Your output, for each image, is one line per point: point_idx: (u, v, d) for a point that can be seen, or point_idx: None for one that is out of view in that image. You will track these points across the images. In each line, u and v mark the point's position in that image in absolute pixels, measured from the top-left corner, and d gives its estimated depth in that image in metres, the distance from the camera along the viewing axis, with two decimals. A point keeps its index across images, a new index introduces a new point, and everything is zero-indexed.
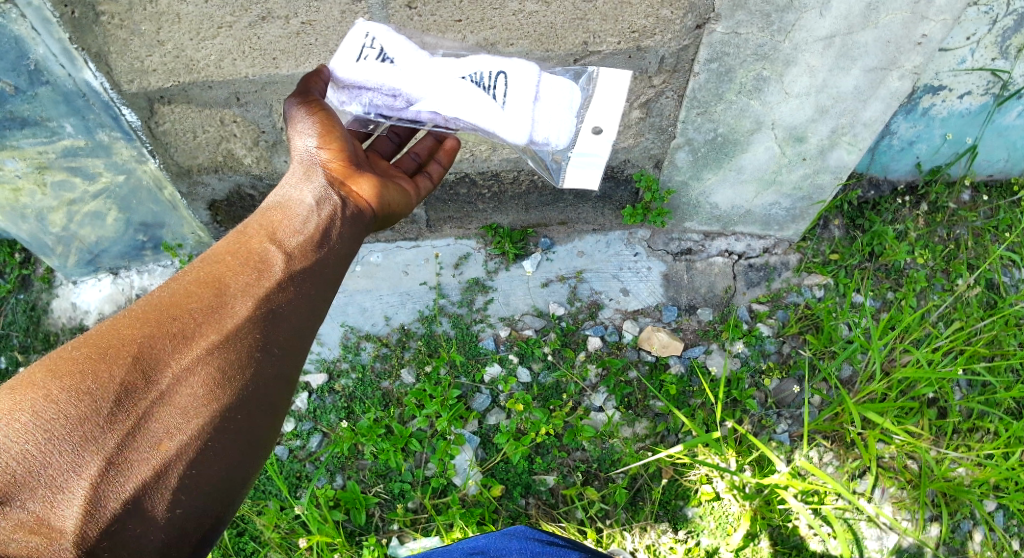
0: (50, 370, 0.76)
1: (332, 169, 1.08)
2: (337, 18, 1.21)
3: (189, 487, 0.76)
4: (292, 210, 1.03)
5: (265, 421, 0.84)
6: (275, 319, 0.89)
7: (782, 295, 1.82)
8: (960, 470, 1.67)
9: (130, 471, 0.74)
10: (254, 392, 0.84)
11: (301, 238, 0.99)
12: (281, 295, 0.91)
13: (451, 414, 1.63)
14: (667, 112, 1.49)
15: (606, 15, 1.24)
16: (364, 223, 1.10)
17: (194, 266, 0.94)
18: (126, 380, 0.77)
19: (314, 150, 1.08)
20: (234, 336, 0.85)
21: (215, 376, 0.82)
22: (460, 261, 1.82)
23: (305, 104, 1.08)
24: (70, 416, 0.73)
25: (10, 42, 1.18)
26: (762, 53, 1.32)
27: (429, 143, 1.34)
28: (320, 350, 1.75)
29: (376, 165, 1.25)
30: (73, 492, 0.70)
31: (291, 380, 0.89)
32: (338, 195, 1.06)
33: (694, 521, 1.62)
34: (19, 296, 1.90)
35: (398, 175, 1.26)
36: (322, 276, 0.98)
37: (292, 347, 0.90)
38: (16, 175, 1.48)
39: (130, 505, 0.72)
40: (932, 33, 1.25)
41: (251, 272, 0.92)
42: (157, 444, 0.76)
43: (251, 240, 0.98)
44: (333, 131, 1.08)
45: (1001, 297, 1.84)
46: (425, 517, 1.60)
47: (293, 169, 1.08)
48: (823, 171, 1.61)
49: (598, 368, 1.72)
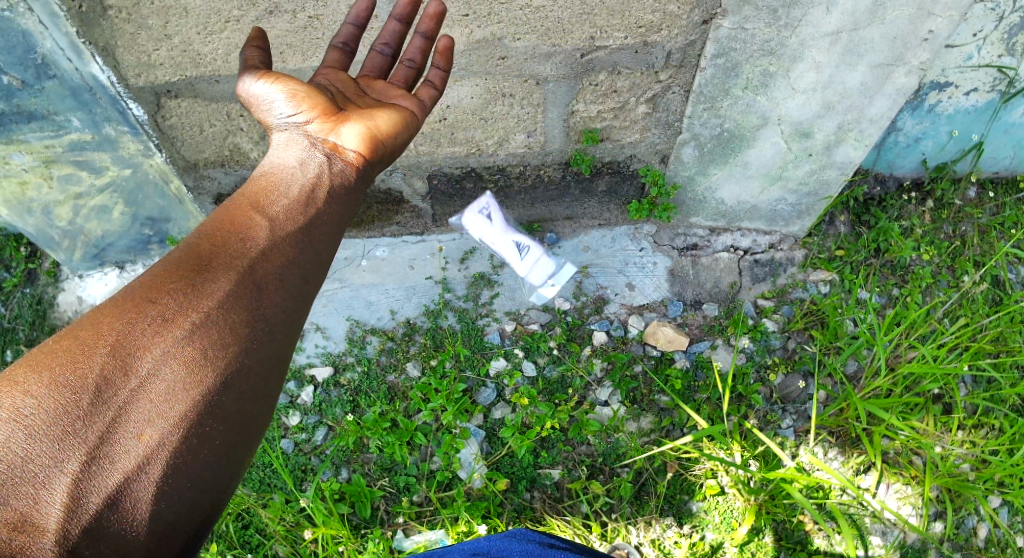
0: (28, 365, 0.75)
1: (312, 129, 1.11)
2: (344, 11, 1.21)
3: (176, 476, 0.75)
4: (276, 177, 1.06)
5: (254, 403, 0.83)
6: (257, 297, 0.89)
7: (788, 291, 1.82)
8: (965, 465, 1.68)
9: (113, 463, 0.72)
10: (241, 372, 0.83)
11: (283, 216, 0.99)
12: (262, 273, 0.91)
13: (457, 408, 1.64)
14: (674, 107, 1.50)
15: (613, 10, 1.24)
16: (357, 177, 1.12)
17: (177, 250, 0.93)
18: (106, 369, 0.76)
19: (292, 117, 1.11)
20: (216, 316, 0.85)
21: (198, 359, 0.81)
22: (465, 255, 1.82)
23: (266, 75, 1.11)
24: (49, 409, 0.71)
25: (18, 36, 1.18)
26: (769, 48, 1.31)
27: (398, 27, 1.19)
28: (326, 344, 1.75)
29: (370, 89, 1.20)
30: (55, 489, 0.69)
31: (279, 357, 0.88)
32: (322, 154, 1.09)
33: (699, 516, 1.62)
34: (26, 289, 1.90)
35: (396, 94, 1.20)
36: (307, 252, 0.98)
37: (279, 325, 0.89)
38: (22, 169, 1.49)
39: (116, 497, 0.71)
40: (939, 29, 1.25)
41: (233, 251, 0.91)
42: (139, 433, 0.75)
43: (232, 220, 0.97)
44: (299, 91, 1.10)
45: (1007, 293, 1.83)
46: (430, 510, 1.61)
47: (280, 140, 1.12)
48: (829, 167, 1.61)
49: (603, 362, 1.72)
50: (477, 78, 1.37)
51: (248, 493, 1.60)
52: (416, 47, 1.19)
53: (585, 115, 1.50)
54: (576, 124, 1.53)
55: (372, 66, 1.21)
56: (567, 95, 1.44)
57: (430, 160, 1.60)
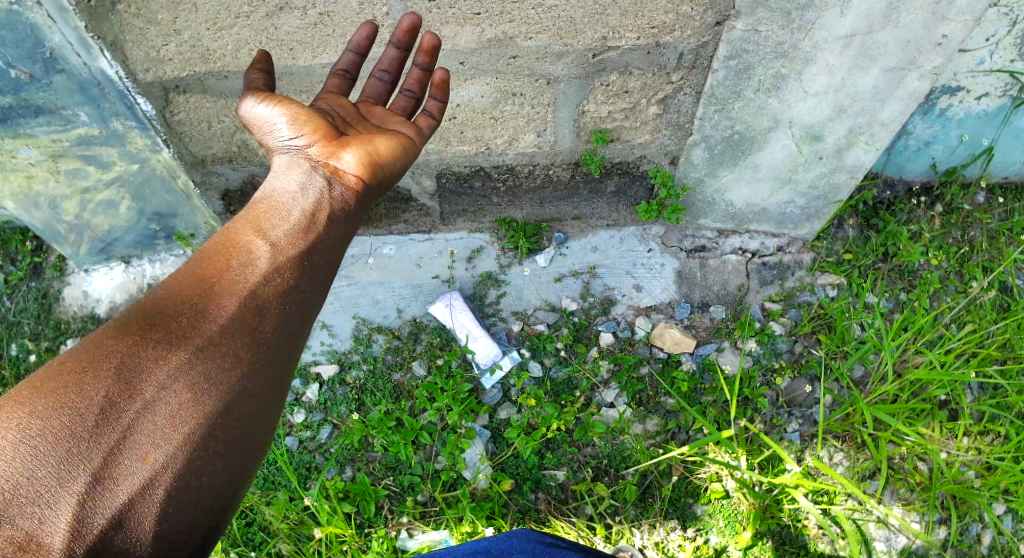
0: (32, 385, 0.74)
1: (313, 152, 1.13)
2: (355, 9, 1.20)
3: (180, 496, 0.75)
4: (276, 201, 1.06)
5: (256, 426, 0.84)
6: (260, 320, 0.89)
7: (796, 294, 1.82)
8: (971, 472, 1.68)
9: (118, 484, 0.72)
10: (243, 396, 0.83)
11: (286, 240, 0.99)
12: (265, 296, 0.91)
13: (462, 408, 1.62)
14: (685, 108, 1.49)
15: (627, 10, 1.23)
16: (358, 202, 1.12)
17: (179, 271, 0.93)
18: (110, 391, 0.76)
19: (293, 140, 1.12)
20: (220, 340, 0.85)
21: (202, 383, 0.81)
22: (473, 254, 1.82)
23: (267, 99, 1.12)
24: (54, 431, 0.71)
25: (26, 30, 1.17)
26: (782, 51, 1.31)
27: (396, 54, 1.19)
28: (332, 342, 1.74)
29: (369, 115, 1.22)
30: (60, 508, 0.68)
31: (281, 379, 0.88)
32: (322, 178, 1.10)
33: (703, 519, 1.62)
34: (32, 283, 1.90)
35: (395, 120, 1.22)
36: (310, 274, 0.98)
37: (282, 349, 0.89)
38: (29, 162, 1.49)
39: (120, 519, 0.71)
40: (952, 34, 1.24)
41: (235, 273, 0.92)
42: (144, 456, 0.75)
43: (233, 242, 0.97)
44: (301, 114, 1.11)
45: (1015, 300, 1.82)
46: (435, 510, 1.61)
47: (280, 162, 1.13)
48: (839, 170, 1.60)
49: (610, 364, 1.71)
50: (488, 77, 1.37)
51: (252, 491, 1.60)
52: (413, 77, 1.22)
53: (595, 115, 1.50)
54: (587, 124, 1.52)
55: (371, 92, 1.23)
56: (579, 95, 1.44)
57: (439, 159, 1.60)
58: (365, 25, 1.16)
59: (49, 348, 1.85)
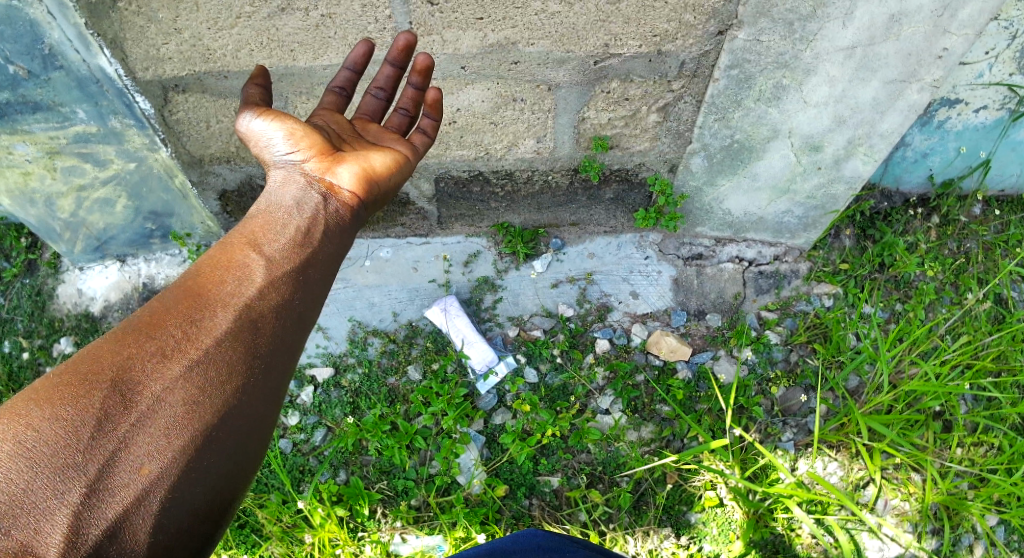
0: (29, 396, 0.74)
1: (309, 167, 1.12)
2: (357, 12, 1.20)
3: (175, 507, 0.75)
4: (273, 216, 1.05)
5: (251, 439, 0.83)
6: (256, 333, 0.88)
7: (792, 303, 1.82)
8: (963, 484, 1.68)
9: (113, 495, 0.72)
10: (237, 409, 0.83)
11: (283, 251, 0.99)
12: (262, 308, 0.90)
13: (458, 412, 1.63)
14: (685, 116, 1.49)
15: (629, 18, 1.23)
16: (353, 217, 1.12)
17: (177, 282, 0.93)
18: (106, 403, 0.76)
19: (290, 155, 1.12)
20: (215, 353, 0.84)
21: (197, 395, 0.80)
22: (470, 258, 1.82)
23: (264, 113, 1.12)
24: (50, 442, 0.71)
25: (24, 26, 1.16)
26: (783, 61, 1.31)
27: (393, 72, 1.19)
28: (327, 344, 1.73)
29: (364, 131, 1.22)
30: (55, 520, 0.68)
31: (278, 390, 0.88)
32: (318, 194, 1.10)
33: (697, 527, 1.62)
34: (25, 280, 1.89)
35: (390, 138, 1.23)
36: (306, 287, 0.97)
37: (278, 359, 0.89)
38: (26, 159, 1.48)
39: (115, 530, 0.71)
40: (953, 47, 1.25)
41: (231, 283, 0.91)
42: (138, 468, 0.74)
43: (230, 252, 0.96)
44: (297, 129, 1.11)
45: (1010, 312, 1.83)
46: (429, 515, 1.60)
47: (276, 177, 1.12)
48: (837, 181, 1.61)
49: (606, 371, 1.72)
50: (488, 81, 1.37)
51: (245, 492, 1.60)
52: (408, 96, 1.22)
53: (595, 122, 1.49)
54: (587, 130, 1.52)
55: (366, 110, 1.24)
56: (580, 102, 1.44)
57: (439, 163, 1.60)
58: (362, 42, 1.18)
59: (43, 346, 1.84)
